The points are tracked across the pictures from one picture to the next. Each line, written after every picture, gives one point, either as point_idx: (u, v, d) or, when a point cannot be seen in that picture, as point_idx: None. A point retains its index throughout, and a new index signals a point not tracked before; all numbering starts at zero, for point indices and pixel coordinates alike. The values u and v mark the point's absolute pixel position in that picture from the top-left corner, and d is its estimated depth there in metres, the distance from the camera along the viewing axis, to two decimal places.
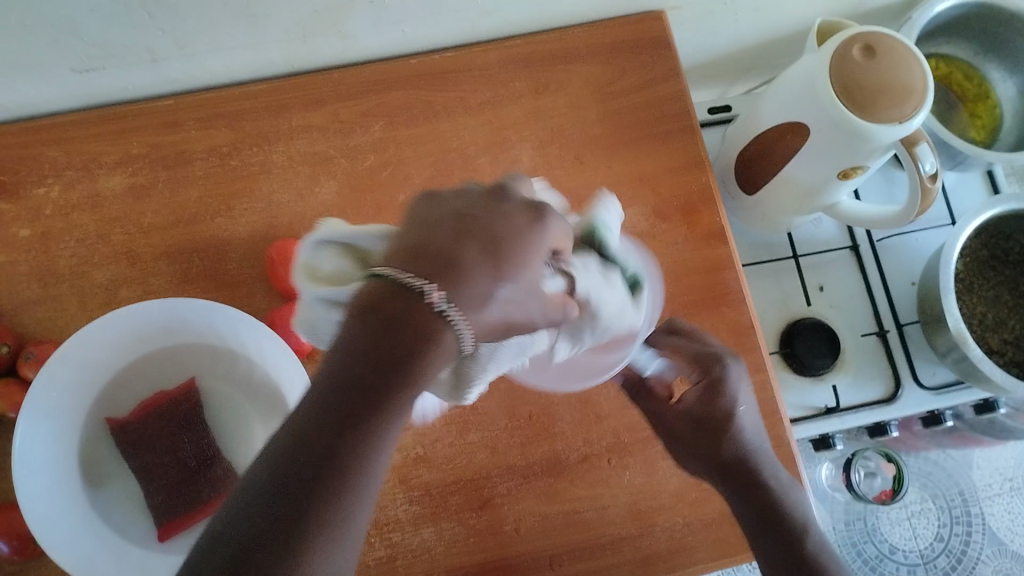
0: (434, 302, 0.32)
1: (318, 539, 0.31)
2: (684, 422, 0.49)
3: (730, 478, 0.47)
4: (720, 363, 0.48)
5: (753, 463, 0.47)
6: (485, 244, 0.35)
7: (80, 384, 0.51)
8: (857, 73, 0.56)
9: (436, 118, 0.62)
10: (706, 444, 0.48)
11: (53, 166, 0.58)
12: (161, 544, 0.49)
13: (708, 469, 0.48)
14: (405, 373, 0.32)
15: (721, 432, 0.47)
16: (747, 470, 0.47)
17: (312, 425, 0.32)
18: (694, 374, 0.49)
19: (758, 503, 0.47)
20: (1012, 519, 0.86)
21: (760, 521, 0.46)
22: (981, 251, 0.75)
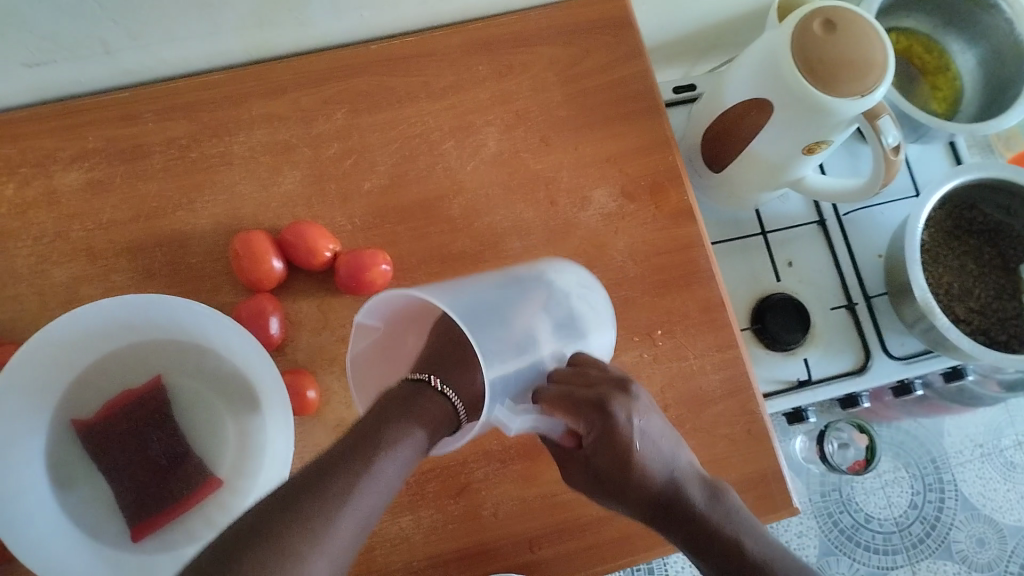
0: (434, 382, 0.44)
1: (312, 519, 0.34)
2: (587, 473, 0.46)
3: (659, 517, 0.43)
4: (601, 411, 0.44)
5: (673, 499, 0.43)
6: (467, 348, 0.48)
7: (43, 384, 0.50)
8: (819, 49, 0.56)
9: (399, 104, 0.61)
10: (616, 491, 0.44)
11: (7, 164, 0.57)
12: (134, 544, 0.49)
13: (633, 514, 0.44)
14: (415, 427, 0.41)
15: (624, 479, 0.44)
16: (666, 510, 0.43)
17: (330, 452, 0.39)
18: (581, 426, 0.45)
19: (683, 536, 0.42)
20: (984, 484, 0.88)
21: (689, 543, 0.42)
22: (946, 222, 0.76)
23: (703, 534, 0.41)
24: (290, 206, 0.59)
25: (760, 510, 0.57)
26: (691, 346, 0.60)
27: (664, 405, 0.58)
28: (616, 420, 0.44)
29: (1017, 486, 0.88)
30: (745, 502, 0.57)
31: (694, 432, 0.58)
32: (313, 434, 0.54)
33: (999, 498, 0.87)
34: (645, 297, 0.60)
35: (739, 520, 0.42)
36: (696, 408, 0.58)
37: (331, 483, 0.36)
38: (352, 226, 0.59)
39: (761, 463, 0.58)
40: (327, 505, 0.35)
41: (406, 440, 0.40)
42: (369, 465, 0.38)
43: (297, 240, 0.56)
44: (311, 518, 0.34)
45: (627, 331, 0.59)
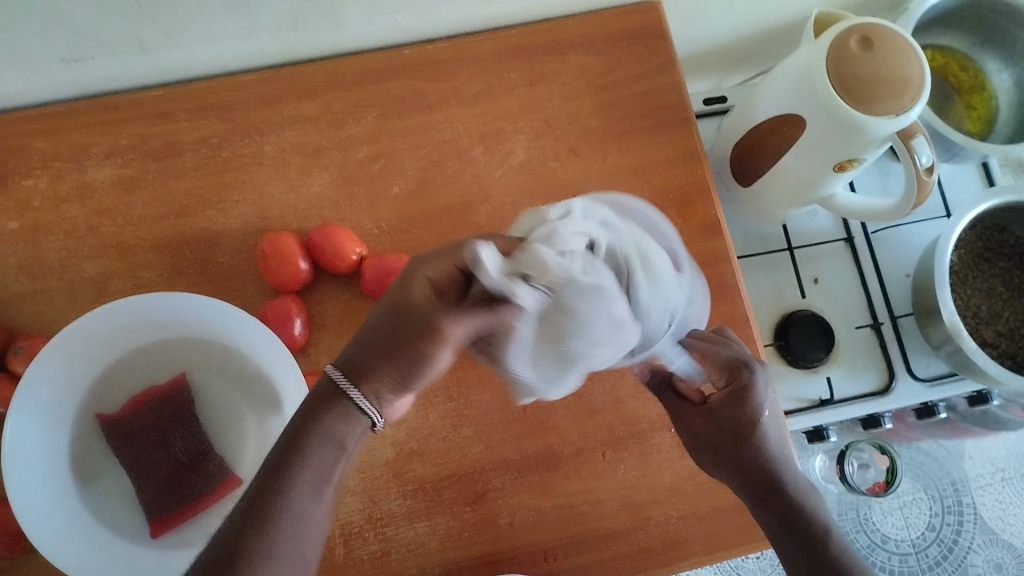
0: (340, 384, 0.40)
1: None
2: (708, 424, 0.48)
3: (754, 487, 0.45)
4: (747, 370, 0.47)
5: (777, 473, 0.45)
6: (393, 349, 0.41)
7: (70, 378, 0.50)
8: (854, 67, 0.56)
9: (429, 109, 0.61)
10: (730, 447, 0.46)
11: (41, 159, 0.57)
12: (154, 540, 0.49)
13: (735, 476, 0.46)
14: (347, 446, 0.41)
15: (743, 440, 0.46)
16: (769, 481, 0.45)
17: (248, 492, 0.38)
18: (719, 380, 0.48)
19: (782, 522, 0.44)
20: (1003, 509, 0.86)
21: (782, 529, 0.44)
22: (976, 243, 0.75)
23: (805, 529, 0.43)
24: (318, 208, 0.59)
25: None
26: None
27: None
28: (753, 380, 0.47)
29: None
30: None
31: None
32: None
33: (1019, 523, 0.86)
34: None
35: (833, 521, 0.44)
36: None
37: (265, 528, 0.37)
38: (378, 231, 0.59)
39: None
40: (249, 571, 0.35)
41: (334, 463, 0.40)
42: (295, 513, 0.38)
43: (325, 242, 0.56)
44: None
45: None
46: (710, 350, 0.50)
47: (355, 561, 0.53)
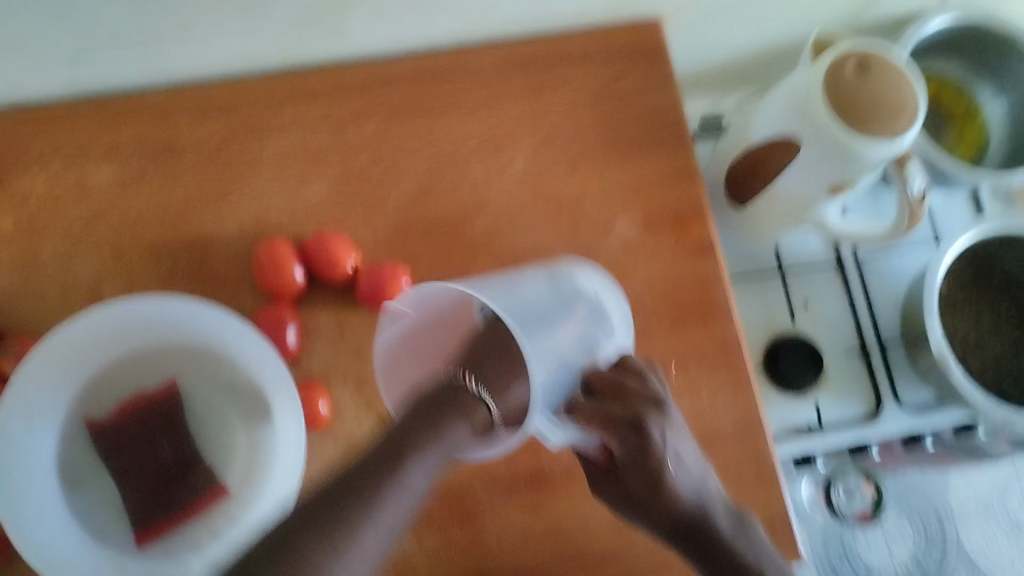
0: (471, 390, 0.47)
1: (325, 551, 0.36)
2: (617, 486, 0.48)
3: (684, 537, 0.47)
4: (642, 427, 0.45)
5: (702, 521, 0.47)
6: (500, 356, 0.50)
7: (60, 378, 0.50)
8: (850, 91, 0.57)
9: (430, 120, 0.61)
10: (647, 509, 0.46)
11: (37, 158, 0.57)
12: (138, 548, 0.49)
13: (662, 530, 0.47)
14: (449, 445, 0.43)
15: (657, 502, 0.46)
16: (693, 530, 0.47)
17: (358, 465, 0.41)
18: (616, 443, 0.45)
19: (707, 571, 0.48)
20: (986, 542, 0.87)
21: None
22: (965, 272, 0.76)
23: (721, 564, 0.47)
24: (315, 216, 0.59)
25: None
26: (705, 382, 0.59)
27: None
28: (653, 439, 0.45)
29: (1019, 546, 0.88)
30: None
31: None
32: (323, 447, 0.54)
33: (1000, 556, 0.87)
34: (663, 330, 0.60)
35: (758, 554, 0.48)
36: (706, 445, 0.58)
37: (374, 492, 0.39)
38: (374, 240, 0.59)
39: (769, 507, 0.57)
40: (358, 521, 0.38)
41: (446, 452, 0.43)
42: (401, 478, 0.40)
43: (321, 252, 0.56)
44: (327, 544, 0.36)
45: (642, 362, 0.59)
46: (607, 406, 0.45)
47: None
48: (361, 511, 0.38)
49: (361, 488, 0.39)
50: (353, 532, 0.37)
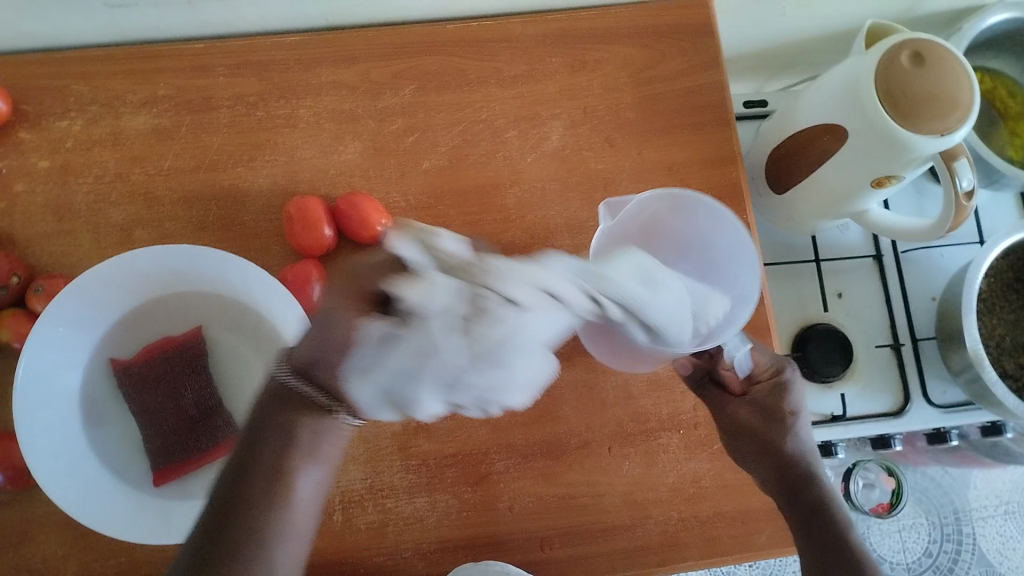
0: (288, 377, 0.44)
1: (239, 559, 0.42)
2: (749, 412, 0.55)
3: (786, 482, 0.54)
4: (790, 368, 0.56)
5: (805, 472, 0.54)
6: (329, 323, 0.41)
7: (88, 320, 0.51)
8: (904, 82, 0.55)
9: (469, 86, 0.61)
10: (766, 441, 0.55)
11: (76, 100, 0.57)
12: (155, 488, 0.50)
13: (767, 473, 0.54)
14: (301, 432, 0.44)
15: (775, 438, 0.55)
16: (800, 479, 0.53)
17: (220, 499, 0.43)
18: (765, 373, 0.56)
19: (811, 531, 0.51)
20: (1003, 542, 0.87)
21: (808, 529, 0.52)
22: (1006, 273, 0.74)
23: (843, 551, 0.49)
24: (348, 175, 0.59)
25: (777, 541, 0.56)
26: None
27: (695, 423, 0.57)
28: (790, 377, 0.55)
29: None
30: (763, 532, 0.56)
31: (723, 454, 0.57)
32: None
33: (1016, 558, 0.87)
34: None
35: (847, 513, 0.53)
36: None
37: (251, 506, 0.43)
38: (405, 204, 0.59)
39: None
40: (247, 534, 0.42)
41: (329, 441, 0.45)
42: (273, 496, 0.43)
43: (351, 211, 0.56)
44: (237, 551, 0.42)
45: None
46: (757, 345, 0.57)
47: (351, 530, 0.53)
48: (245, 526, 0.42)
49: (255, 493, 0.43)
50: (272, 535, 0.43)
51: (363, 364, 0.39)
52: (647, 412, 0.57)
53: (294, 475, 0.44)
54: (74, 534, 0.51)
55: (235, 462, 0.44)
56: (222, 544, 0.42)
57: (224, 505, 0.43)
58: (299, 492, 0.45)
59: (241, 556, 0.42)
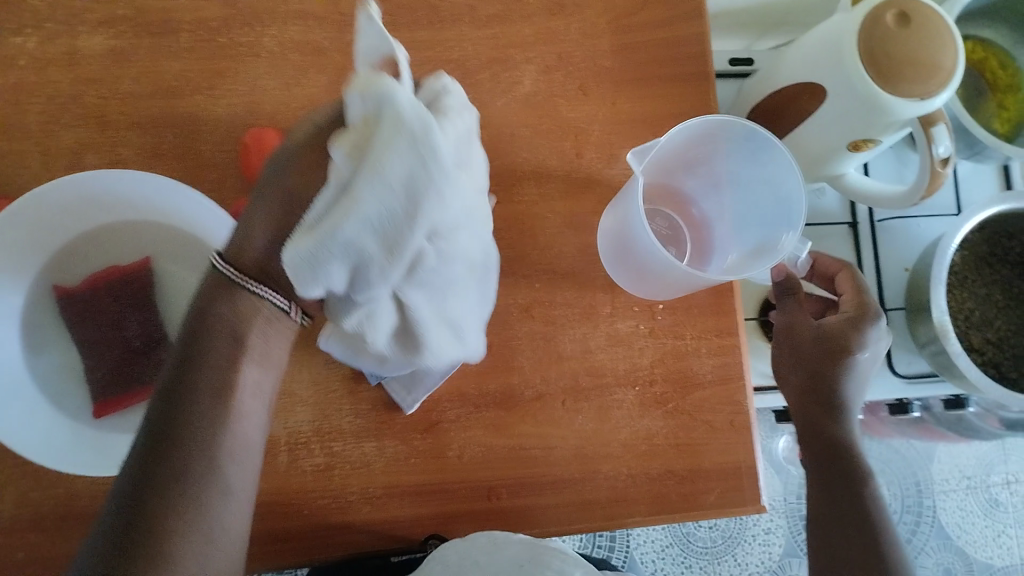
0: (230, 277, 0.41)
1: (194, 483, 0.39)
2: (812, 335, 0.55)
3: (823, 407, 0.54)
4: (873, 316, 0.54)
5: (842, 409, 0.54)
6: None
7: (30, 245, 0.49)
8: (887, 42, 0.53)
9: (441, 24, 0.59)
10: (818, 360, 0.54)
11: (32, 16, 0.55)
12: (96, 420, 0.50)
13: (808, 398, 0.55)
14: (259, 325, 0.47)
15: (835, 365, 0.53)
16: (835, 408, 0.54)
17: (155, 423, 0.40)
18: (848, 307, 0.55)
19: (836, 474, 0.53)
20: (962, 516, 0.89)
21: (825, 470, 0.53)
22: (981, 246, 0.73)
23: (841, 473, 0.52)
24: (310, 109, 0.56)
25: (726, 502, 0.56)
26: (691, 326, 0.58)
27: (651, 381, 0.57)
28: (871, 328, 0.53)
29: (994, 524, 0.89)
30: (712, 492, 0.55)
31: (677, 413, 0.56)
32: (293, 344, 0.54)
33: (974, 533, 0.89)
34: None
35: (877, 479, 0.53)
36: (683, 389, 0.57)
37: (204, 419, 0.40)
38: None
39: (737, 456, 0.56)
40: (202, 455, 0.40)
41: (258, 342, 0.43)
42: (224, 409, 0.41)
43: None
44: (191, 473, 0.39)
45: (628, 299, 0.58)
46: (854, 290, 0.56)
47: (298, 471, 0.53)
48: (194, 445, 0.40)
49: (199, 406, 0.40)
50: (220, 450, 0.41)
51: (442, 217, 0.35)
52: (603, 367, 0.56)
53: (239, 383, 0.42)
54: (14, 462, 0.50)
55: (168, 384, 0.41)
56: (162, 471, 0.39)
57: (162, 429, 0.40)
58: (244, 401, 0.42)
59: (196, 475, 0.39)
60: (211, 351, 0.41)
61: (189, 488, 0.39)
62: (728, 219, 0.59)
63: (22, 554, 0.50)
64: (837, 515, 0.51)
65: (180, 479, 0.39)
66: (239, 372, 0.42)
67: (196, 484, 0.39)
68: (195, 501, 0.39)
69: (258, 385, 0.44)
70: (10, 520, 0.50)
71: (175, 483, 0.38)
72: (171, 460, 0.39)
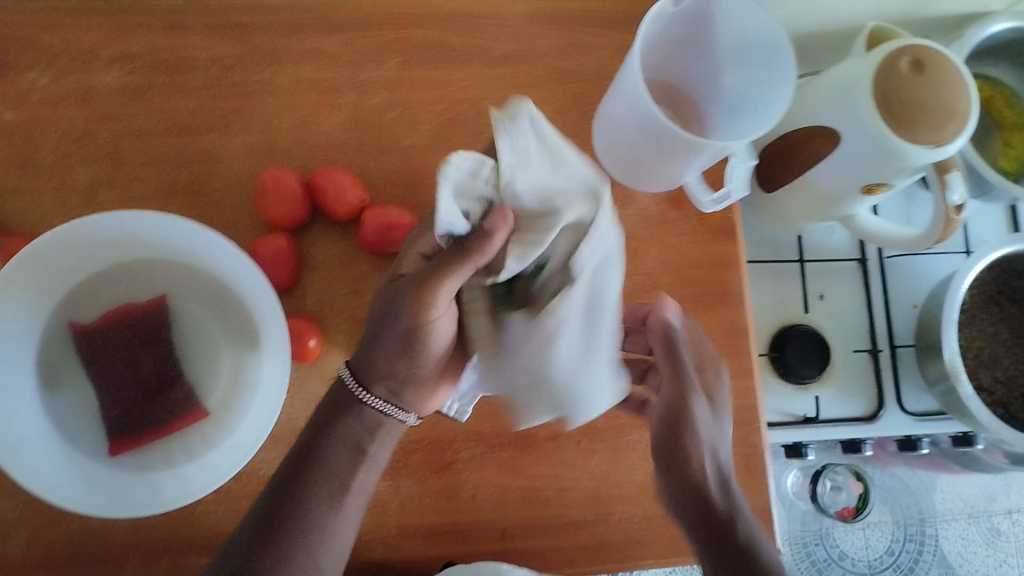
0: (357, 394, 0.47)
1: (290, 562, 0.44)
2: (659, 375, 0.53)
3: (665, 455, 0.48)
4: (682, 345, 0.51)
5: (721, 485, 0.46)
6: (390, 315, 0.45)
7: (49, 282, 0.49)
8: (903, 89, 0.54)
9: (456, 63, 0.59)
10: (670, 380, 0.52)
11: (48, 51, 0.55)
12: (110, 458, 0.49)
13: (653, 448, 0.50)
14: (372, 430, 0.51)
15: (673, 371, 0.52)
16: (685, 478, 0.46)
17: (265, 502, 0.45)
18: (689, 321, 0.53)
19: (707, 520, 0.45)
20: (964, 545, 0.89)
21: (693, 508, 0.46)
22: (990, 285, 0.73)
23: (714, 522, 0.44)
24: (327, 148, 0.57)
25: None
26: None
27: None
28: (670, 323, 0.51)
29: (996, 553, 0.89)
30: None
31: None
32: (307, 383, 0.54)
33: (978, 561, 0.89)
34: None
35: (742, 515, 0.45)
36: None
37: (312, 506, 0.46)
38: (383, 181, 0.57)
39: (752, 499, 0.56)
40: (301, 539, 0.45)
41: (379, 447, 0.49)
42: (333, 500, 0.47)
43: (327, 186, 0.54)
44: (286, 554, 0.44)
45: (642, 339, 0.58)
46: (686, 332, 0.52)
47: None
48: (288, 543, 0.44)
49: (309, 497, 0.46)
50: (315, 542, 0.45)
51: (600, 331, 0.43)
52: (617, 408, 0.56)
53: (351, 480, 0.48)
54: (24, 500, 0.50)
55: (289, 473, 0.46)
56: (262, 548, 0.44)
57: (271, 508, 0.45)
58: (349, 499, 0.47)
59: (297, 548, 0.44)
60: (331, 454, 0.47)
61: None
62: (725, 106, 0.55)
63: None
64: (734, 568, 0.42)
65: (274, 558, 0.44)
66: (355, 472, 0.48)
67: (288, 564, 0.44)
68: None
69: (364, 491, 0.49)
70: (20, 559, 0.49)
71: (268, 562, 0.43)
72: (276, 545, 0.44)
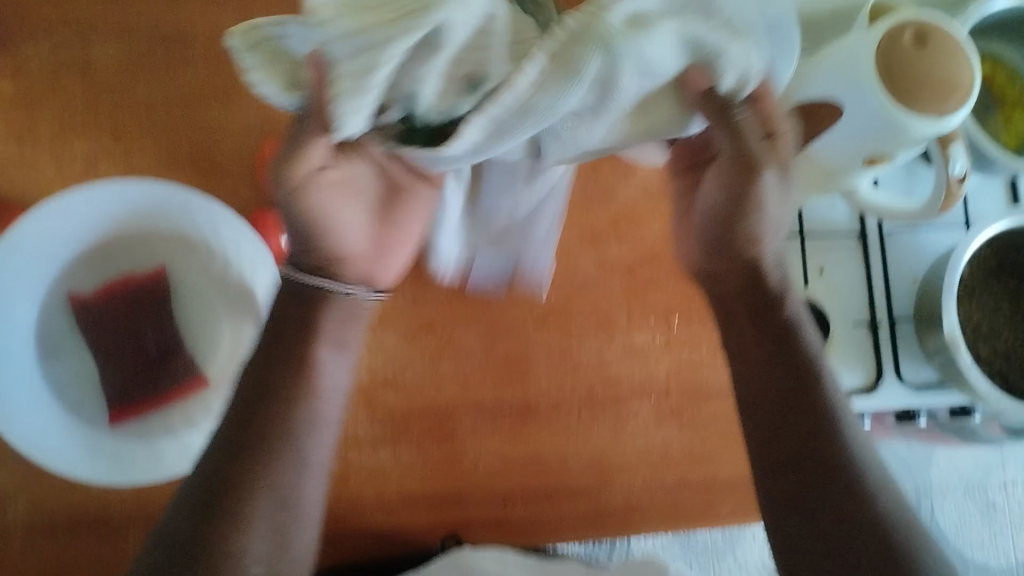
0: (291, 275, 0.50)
1: (279, 467, 0.48)
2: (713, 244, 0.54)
3: (754, 299, 0.54)
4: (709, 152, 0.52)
5: (796, 332, 0.53)
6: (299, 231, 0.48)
7: (48, 254, 0.49)
8: (904, 61, 0.54)
9: None
10: (728, 251, 0.54)
11: (44, 19, 0.54)
12: (110, 429, 0.49)
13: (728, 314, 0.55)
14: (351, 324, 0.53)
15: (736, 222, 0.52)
16: (780, 333, 0.53)
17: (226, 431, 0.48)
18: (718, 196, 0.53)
19: (776, 433, 0.51)
20: (959, 517, 0.92)
21: (768, 404, 0.52)
22: (990, 259, 0.73)
23: (795, 386, 0.51)
24: None
25: (740, 512, 0.56)
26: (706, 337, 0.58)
27: (665, 392, 0.57)
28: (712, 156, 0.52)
29: (991, 524, 0.92)
30: (726, 503, 0.56)
31: (692, 425, 0.57)
32: None
33: (972, 533, 0.92)
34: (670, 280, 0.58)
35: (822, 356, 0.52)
36: (698, 401, 0.57)
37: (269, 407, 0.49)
38: None
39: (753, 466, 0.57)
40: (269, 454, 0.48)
41: (342, 338, 0.52)
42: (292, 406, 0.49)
43: None
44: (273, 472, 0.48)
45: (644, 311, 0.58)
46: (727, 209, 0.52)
47: None
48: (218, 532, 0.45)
49: (268, 404, 0.49)
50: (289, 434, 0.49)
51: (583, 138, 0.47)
52: (618, 378, 0.57)
53: (316, 365, 0.50)
54: (27, 470, 0.50)
55: (254, 381, 0.49)
56: (237, 464, 0.47)
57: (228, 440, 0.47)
58: (320, 382, 0.51)
59: (268, 448, 0.48)
60: (298, 348, 0.50)
61: (267, 479, 0.47)
62: None
63: (40, 562, 0.50)
64: (820, 497, 0.48)
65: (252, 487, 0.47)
66: (317, 355, 0.50)
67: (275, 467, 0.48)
68: (269, 481, 0.47)
69: (337, 381, 0.52)
70: (23, 530, 0.50)
71: (244, 482, 0.47)
72: (250, 458, 0.47)
